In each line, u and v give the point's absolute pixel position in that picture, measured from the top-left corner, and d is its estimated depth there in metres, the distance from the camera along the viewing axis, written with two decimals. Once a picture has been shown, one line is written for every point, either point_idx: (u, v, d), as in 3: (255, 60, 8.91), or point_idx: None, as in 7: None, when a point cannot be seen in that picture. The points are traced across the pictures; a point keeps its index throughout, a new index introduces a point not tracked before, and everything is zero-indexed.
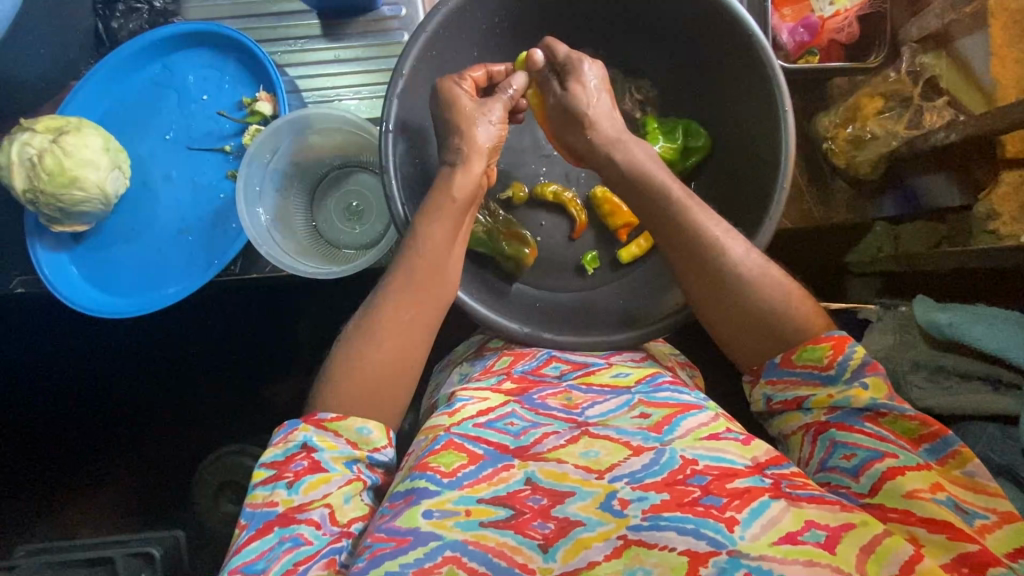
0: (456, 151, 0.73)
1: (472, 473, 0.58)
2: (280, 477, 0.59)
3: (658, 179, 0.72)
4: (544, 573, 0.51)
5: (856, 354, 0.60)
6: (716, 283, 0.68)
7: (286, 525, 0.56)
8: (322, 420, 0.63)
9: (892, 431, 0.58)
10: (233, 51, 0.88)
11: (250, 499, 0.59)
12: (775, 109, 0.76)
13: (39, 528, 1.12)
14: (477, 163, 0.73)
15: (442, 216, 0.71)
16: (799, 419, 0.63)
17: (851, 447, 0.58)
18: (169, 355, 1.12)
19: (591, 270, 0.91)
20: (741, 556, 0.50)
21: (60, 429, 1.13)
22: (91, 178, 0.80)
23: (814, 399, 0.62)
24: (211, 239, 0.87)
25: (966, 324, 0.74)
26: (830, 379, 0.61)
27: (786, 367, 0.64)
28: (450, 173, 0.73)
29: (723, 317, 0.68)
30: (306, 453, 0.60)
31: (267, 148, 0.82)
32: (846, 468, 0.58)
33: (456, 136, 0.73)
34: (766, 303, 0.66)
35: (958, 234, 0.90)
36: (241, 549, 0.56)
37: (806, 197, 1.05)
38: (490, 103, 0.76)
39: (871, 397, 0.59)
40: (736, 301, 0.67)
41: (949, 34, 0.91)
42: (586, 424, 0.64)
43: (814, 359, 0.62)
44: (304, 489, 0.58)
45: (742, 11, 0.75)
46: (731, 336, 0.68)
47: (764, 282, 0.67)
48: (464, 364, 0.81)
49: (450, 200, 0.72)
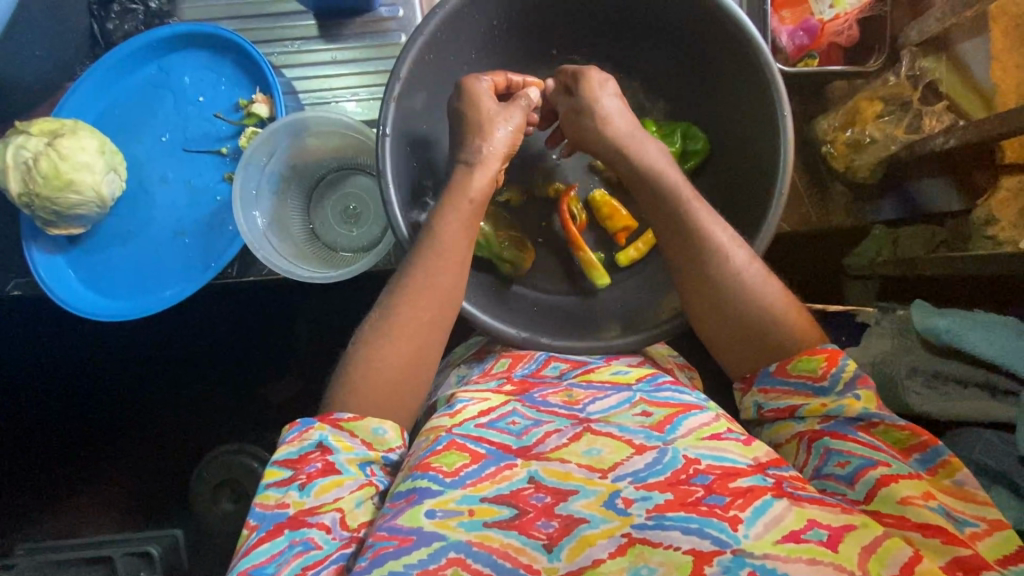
0: (475, 152, 0.74)
1: (475, 472, 0.58)
2: (294, 478, 0.59)
3: (668, 180, 0.72)
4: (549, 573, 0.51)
5: (848, 366, 0.61)
6: (715, 295, 0.68)
7: (296, 528, 0.56)
8: (339, 420, 0.63)
9: (884, 441, 0.58)
10: (230, 52, 0.87)
11: (259, 498, 0.59)
12: (774, 114, 0.75)
13: (38, 527, 1.12)
14: (494, 166, 0.74)
15: (456, 213, 0.71)
16: (792, 427, 0.64)
17: (845, 455, 0.58)
18: (167, 354, 1.12)
19: (590, 272, 0.92)
20: (745, 554, 0.50)
21: (59, 429, 1.13)
22: (87, 181, 0.79)
23: (807, 407, 0.62)
24: (208, 242, 0.86)
25: (967, 332, 0.73)
26: (823, 390, 0.61)
27: (780, 376, 0.64)
28: (466, 172, 0.73)
29: (721, 328, 0.68)
30: (321, 453, 0.60)
31: (263, 152, 0.82)
32: (841, 475, 0.58)
33: (480, 139, 0.74)
34: (764, 315, 0.66)
35: (956, 237, 0.90)
36: (250, 551, 0.56)
37: (805, 200, 1.04)
38: (512, 108, 0.76)
39: (863, 407, 0.59)
40: (734, 313, 0.67)
41: (948, 40, 0.92)
42: (588, 419, 0.64)
43: (809, 370, 0.62)
44: (316, 491, 0.58)
45: (740, 15, 0.74)
46: (727, 347, 0.68)
47: (764, 293, 0.67)
48: (462, 367, 0.81)
49: (467, 200, 0.72)
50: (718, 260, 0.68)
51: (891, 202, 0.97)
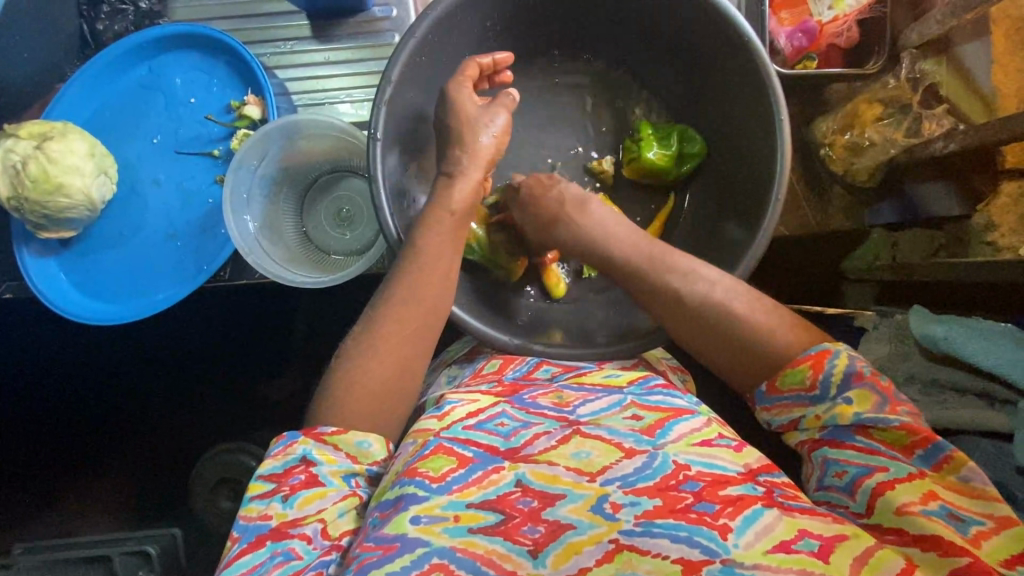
0: (456, 161, 0.75)
1: (462, 477, 0.57)
2: (278, 490, 0.59)
3: None
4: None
5: (837, 367, 0.60)
6: (693, 311, 0.68)
7: (278, 540, 0.56)
8: (323, 433, 0.62)
9: (883, 442, 0.57)
10: (221, 53, 0.86)
11: (244, 510, 0.59)
12: (771, 117, 0.74)
13: (36, 526, 1.12)
14: (475, 172, 0.75)
15: (439, 226, 0.72)
16: (795, 437, 0.63)
17: (843, 464, 0.58)
18: (162, 355, 1.12)
19: (588, 275, 0.91)
20: (734, 564, 0.49)
21: (55, 428, 1.13)
22: (76, 184, 0.78)
23: (806, 419, 0.61)
24: (200, 245, 0.85)
25: (961, 340, 0.73)
26: (817, 399, 0.60)
27: (774, 395, 0.63)
28: (447, 183, 0.75)
29: (705, 343, 0.68)
30: (305, 466, 0.60)
31: (253, 155, 0.81)
32: (841, 485, 0.57)
33: (458, 148, 0.76)
34: (748, 325, 0.65)
35: (955, 243, 0.90)
36: (231, 562, 0.55)
37: (803, 203, 1.04)
38: (492, 112, 0.77)
39: (856, 412, 0.58)
40: (716, 326, 0.67)
41: (950, 42, 0.92)
42: (578, 422, 0.64)
43: (797, 382, 0.61)
44: (298, 503, 0.58)
45: (739, 18, 0.73)
46: (718, 361, 0.67)
47: (744, 305, 0.67)
48: (452, 367, 0.81)
49: (450, 212, 0.73)
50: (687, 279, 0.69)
51: (890, 204, 0.95)
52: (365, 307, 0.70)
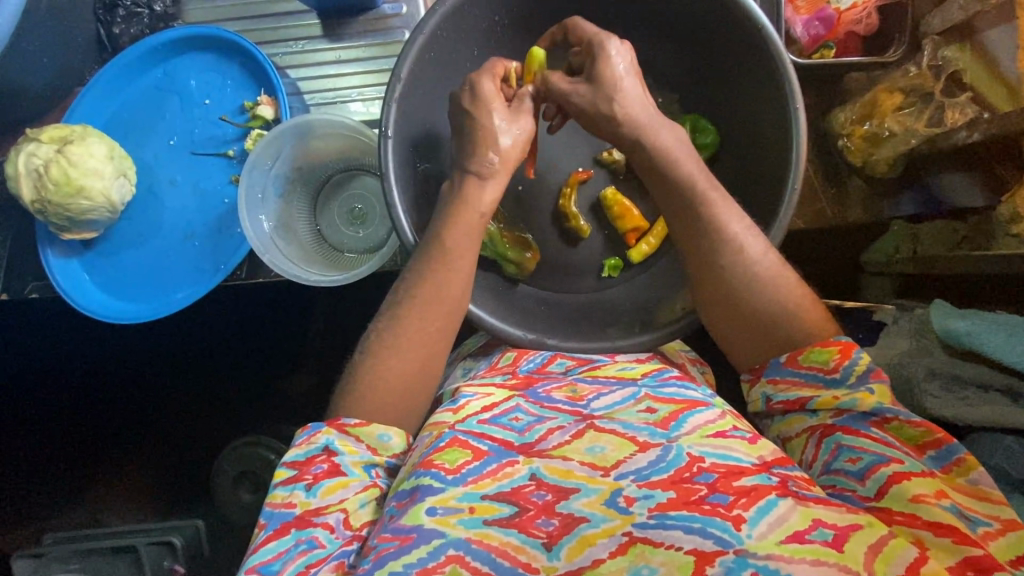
0: (483, 163, 0.69)
1: (476, 468, 0.57)
2: (300, 478, 0.59)
3: (677, 172, 0.68)
4: (548, 571, 0.51)
5: (861, 360, 0.59)
6: (729, 296, 0.66)
7: (302, 528, 0.56)
8: (345, 424, 0.63)
9: (897, 436, 0.56)
10: (237, 55, 0.87)
11: (269, 498, 0.59)
12: (786, 105, 0.72)
13: (71, 517, 1.15)
14: (504, 177, 0.71)
15: (466, 227, 0.69)
16: (804, 421, 0.62)
17: (857, 450, 0.56)
18: (187, 350, 1.14)
19: (610, 276, 0.90)
20: (748, 555, 0.49)
21: (87, 423, 1.16)
22: (97, 186, 0.80)
23: (819, 399, 0.60)
24: (216, 244, 0.87)
25: (983, 334, 0.71)
26: (835, 382, 0.60)
27: (790, 367, 0.63)
28: (477, 185, 0.70)
29: (709, 310, 0.68)
30: (326, 456, 0.61)
31: (268, 153, 0.82)
32: (851, 470, 0.56)
33: (493, 152, 0.70)
34: (766, 309, 0.64)
35: (978, 233, 0.86)
36: (258, 548, 0.56)
37: (821, 197, 1.03)
38: (520, 114, 0.72)
39: (877, 401, 0.57)
40: (731, 303, 0.66)
41: (973, 28, 0.91)
42: (592, 416, 0.64)
43: (820, 362, 0.61)
44: (322, 493, 0.58)
45: (750, 4, 0.72)
46: (720, 331, 0.68)
47: (776, 286, 0.65)
48: (469, 359, 0.81)
49: (478, 213, 0.70)
50: (732, 245, 0.66)
51: (913, 194, 0.94)
52: (393, 296, 0.70)
